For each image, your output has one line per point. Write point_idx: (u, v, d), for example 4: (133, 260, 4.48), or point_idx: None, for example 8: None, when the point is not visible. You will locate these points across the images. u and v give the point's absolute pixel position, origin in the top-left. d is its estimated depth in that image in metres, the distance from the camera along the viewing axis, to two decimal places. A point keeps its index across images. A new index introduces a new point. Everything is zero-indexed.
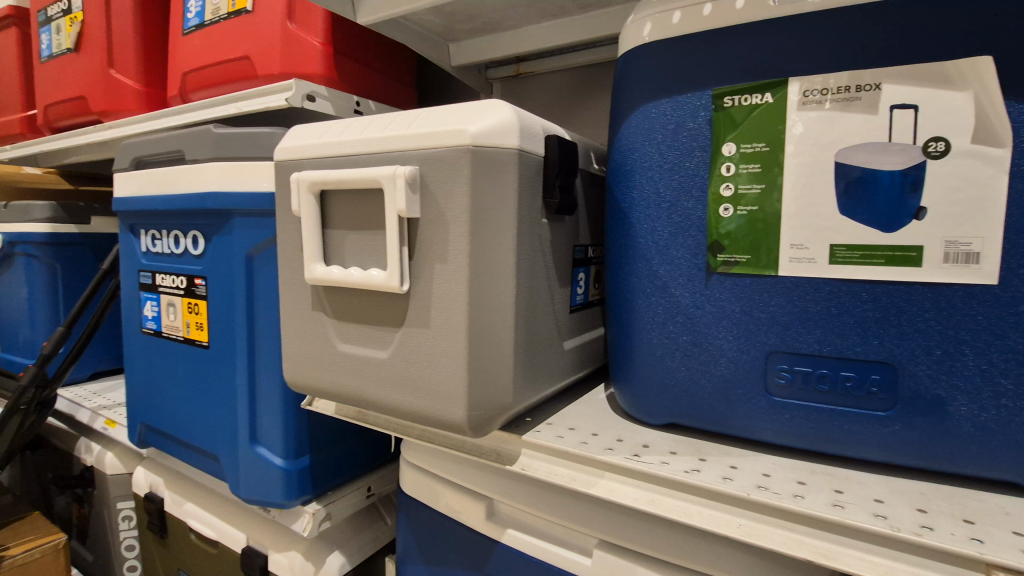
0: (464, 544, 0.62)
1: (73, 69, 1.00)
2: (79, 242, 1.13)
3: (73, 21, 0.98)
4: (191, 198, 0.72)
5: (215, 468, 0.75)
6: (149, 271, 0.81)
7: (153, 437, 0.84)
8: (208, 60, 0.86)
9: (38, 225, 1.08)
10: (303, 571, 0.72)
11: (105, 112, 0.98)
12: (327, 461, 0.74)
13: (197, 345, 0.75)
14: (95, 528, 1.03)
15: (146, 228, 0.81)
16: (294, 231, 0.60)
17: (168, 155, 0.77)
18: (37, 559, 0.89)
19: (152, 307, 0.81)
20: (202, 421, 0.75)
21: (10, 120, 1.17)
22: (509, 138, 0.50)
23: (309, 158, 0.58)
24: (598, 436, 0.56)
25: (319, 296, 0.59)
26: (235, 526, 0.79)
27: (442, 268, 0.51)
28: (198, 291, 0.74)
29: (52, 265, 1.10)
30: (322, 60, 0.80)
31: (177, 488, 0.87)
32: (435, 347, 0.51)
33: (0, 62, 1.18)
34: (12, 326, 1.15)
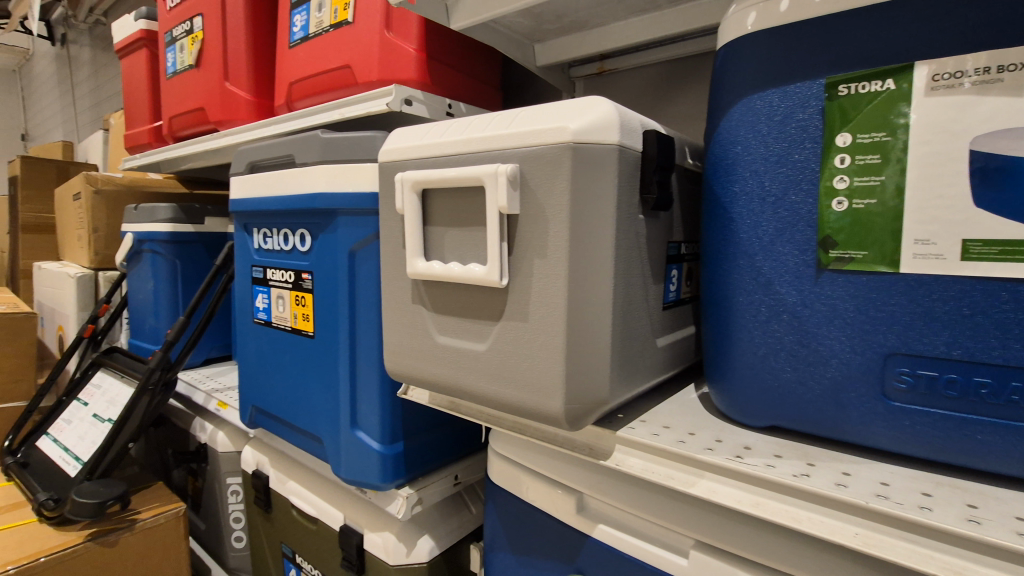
0: (554, 536, 0.63)
1: (194, 83, 1.11)
2: (195, 239, 1.26)
3: (195, 40, 1.09)
4: (300, 198, 0.78)
5: (318, 449, 0.81)
6: (261, 267, 0.88)
7: (262, 419, 0.92)
8: (312, 70, 0.92)
9: (162, 225, 1.20)
10: (396, 552, 0.76)
11: (221, 122, 1.08)
12: (418, 448, 0.78)
13: (303, 334, 0.81)
14: (208, 500, 1.13)
15: (259, 226, 0.88)
16: (397, 228, 0.63)
17: (279, 159, 0.84)
18: (162, 524, 1.00)
19: (263, 299, 0.88)
20: (307, 405, 0.81)
21: (139, 131, 1.31)
22: (609, 134, 0.50)
23: (412, 158, 0.61)
24: (695, 436, 0.55)
25: (418, 290, 0.62)
26: (333, 505, 0.84)
27: (541, 263, 0.52)
28: (305, 285, 0.80)
29: (173, 261, 1.23)
30: (416, 65, 0.84)
31: (281, 467, 0.95)
32: (533, 340, 0.52)
33: (131, 80, 1.33)
34: (140, 315, 1.29)
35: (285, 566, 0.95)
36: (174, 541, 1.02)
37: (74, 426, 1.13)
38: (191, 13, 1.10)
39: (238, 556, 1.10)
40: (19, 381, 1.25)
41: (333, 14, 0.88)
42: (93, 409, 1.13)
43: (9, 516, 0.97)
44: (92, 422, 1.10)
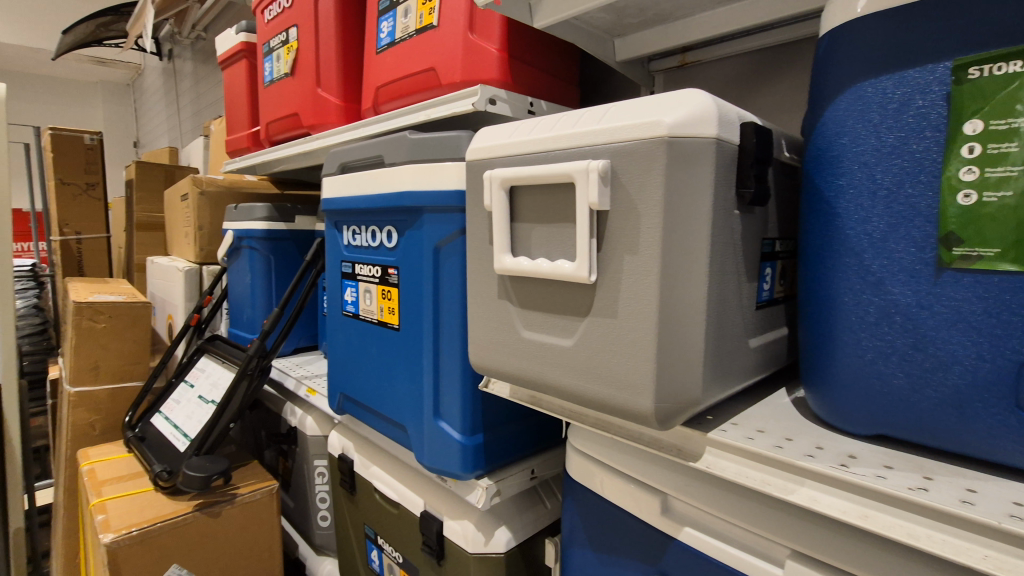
0: (636, 536, 0.63)
1: (289, 91, 1.19)
2: (287, 237, 1.35)
3: (290, 50, 1.16)
4: (388, 197, 0.81)
5: (402, 437, 0.85)
6: (350, 262, 0.93)
7: (349, 406, 0.97)
8: (398, 74, 0.96)
9: (258, 223, 1.30)
10: (474, 541, 0.78)
11: (313, 126, 1.15)
12: (497, 441, 0.80)
13: (389, 327, 0.85)
14: (297, 480, 1.21)
15: (348, 224, 0.93)
16: (484, 225, 0.64)
17: (369, 160, 0.88)
18: (258, 500, 1.08)
19: (351, 293, 0.93)
20: (392, 395, 0.85)
21: (239, 136, 1.42)
22: (706, 127, 0.49)
23: (499, 156, 0.62)
24: (792, 441, 0.53)
25: (504, 286, 0.63)
26: (414, 491, 0.88)
27: (632, 260, 0.51)
28: (391, 279, 0.84)
29: (268, 256, 1.33)
30: (499, 65, 0.86)
31: (366, 453, 1.00)
32: (622, 337, 0.52)
33: (233, 88, 1.44)
34: (238, 306, 1.40)
35: (368, 546, 1.00)
36: (269, 516, 1.10)
37: (183, 405, 1.25)
38: (287, 25, 1.17)
39: (323, 534, 1.17)
40: (138, 363, 1.37)
41: (419, 19, 0.91)
42: (199, 390, 1.24)
43: (131, 483, 1.09)
44: (198, 403, 1.21)
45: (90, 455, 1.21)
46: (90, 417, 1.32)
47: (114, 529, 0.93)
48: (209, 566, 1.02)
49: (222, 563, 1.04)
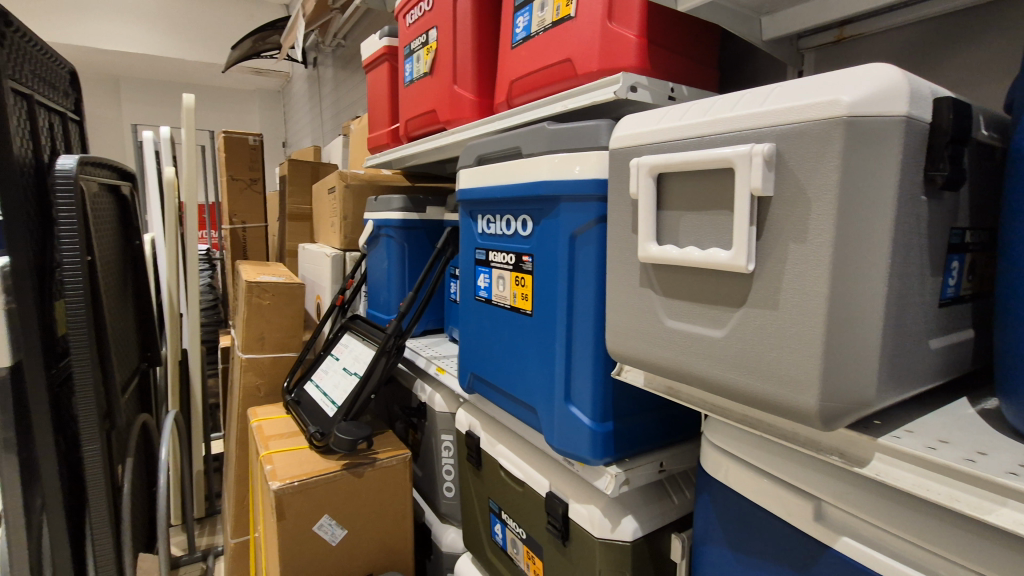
0: (783, 540, 0.60)
1: (428, 89, 1.27)
2: (419, 226, 1.45)
3: (430, 50, 1.24)
4: (525, 186, 0.84)
5: (532, 418, 0.88)
6: (483, 249, 0.98)
7: (479, 385, 1.03)
8: (533, 67, 0.98)
9: (395, 213, 1.42)
10: (601, 526, 0.79)
11: (449, 121, 1.21)
12: (627, 429, 0.80)
13: (522, 312, 0.88)
14: (425, 451, 1.31)
15: (483, 213, 0.98)
16: (628, 213, 0.65)
17: (506, 152, 0.92)
18: (393, 466, 1.18)
19: (485, 278, 0.98)
20: (524, 377, 0.88)
21: (380, 134, 1.54)
22: (895, 104, 0.44)
23: (647, 144, 0.62)
24: (987, 456, 0.47)
25: (647, 274, 0.63)
26: (540, 472, 0.91)
27: (798, 249, 0.48)
28: (525, 267, 0.87)
29: (402, 244, 1.44)
30: (637, 52, 0.84)
31: (492, 431, 1.05)
32: (784, 330, 0.49)
33: (376, 89, 1.56)
34: (376, 289, 1.53)
35: (491, 519, 1.06)
36: (402, 482, 1.20)
37: (330, 375, 1.40)
38: (428, 27, 1.25)
39: (449, 503, 1.26)
40: (293, 336, 1.56)
41: (555, 11, 0.93)
42: (344, 363, 1.39)
43: (291, 441, 1.24)
44: (343, 374, 1.35)
45: (259, 413, 1.41)
46: (257, 381, 1.53)
47: (281, 478, 1.07)
48: (354, 521, 1.14)
49: (364, 519, 1.15)
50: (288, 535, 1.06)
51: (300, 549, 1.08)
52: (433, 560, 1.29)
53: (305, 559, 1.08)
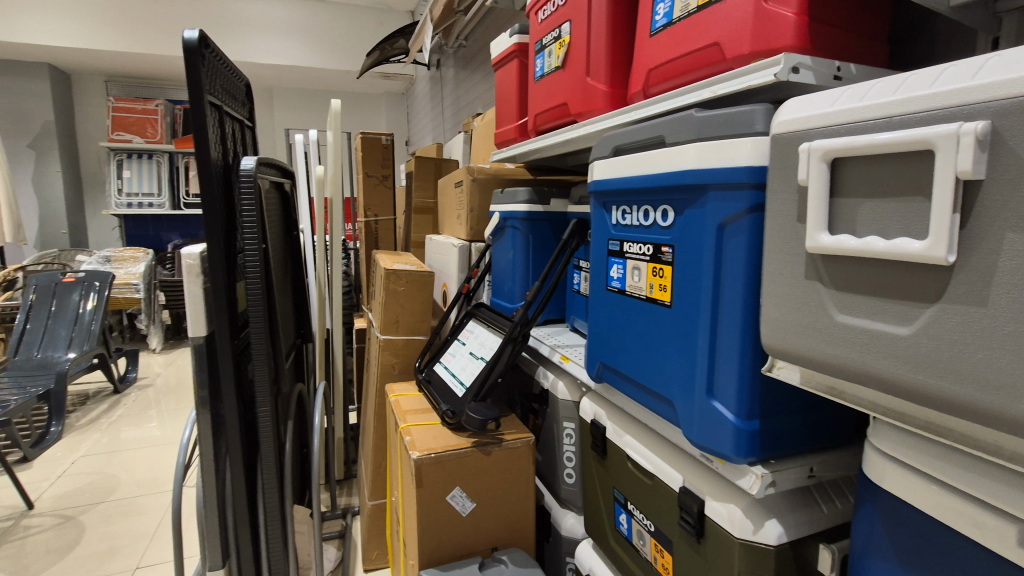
0: (973, 562, 0.53)
1: (559, 82, 1.28)
2: (543, 218, 1.48)
3: (563, 44, 1.26)
4: (667, 176, 0.83)
5: (669, 412, 0.87)
6: (617, 240, 0.99)
7: (608, 375, 1.04)
8: (675, 54, 0.96)
9: (521, 205, 1.47)
10: (742, 526, 0.77)
11: (580, 113, 1.22)
12: (775, 429, 0.76)
13: (660, 304, 0.87)
14: (546, 437, 1.35)
15: (618, 204, 0.98)
16: (794, 201, 0.62)
17: (646, 141, 0.91)
18: (518, 448, 1.23)
19: (618, 269, 0.98)
20: (661, 369, 0.87)
21: (508, 129, 1.60)
22: None
23: (819, 127, 0.58)
24: None
25: (815, 265, 0.60)
26: (673, 467, 0.90)
27: (1018, 238, 0.43)
28: (665, 257, 0.86)
29: (527, 235, 1.48)
30: (796, 30, 0.77)
31: (620, 422, 1.06)
32: (995, 329, 0.44)
33: (504, 85, 1.61)
34: (500, 279, 1.60)
35: (616, 508, 1.07)
36: (526, 464, 1.25)
37: (457, 358, 1.49)
38: (560, 21, 1.27)
39: (569, 490, 1.29)
40: (424, 320, 1.68)
41: None
42: (470, 348, 1.46)
43: (426, 416, 1.35)
44: (471, 358, 1.42)
45: (395, 389, 1.54)
46: (392, 360, 1.66)
47: (420, 449, 1.17)
48: (483, 495, 1.21)
49: (491, 495, 1.22)
50: (425, 501, 1.15)
51: (436, 515, 1.17)
52: (552, 543, 1.33)
53: (439, 526, 1.17)
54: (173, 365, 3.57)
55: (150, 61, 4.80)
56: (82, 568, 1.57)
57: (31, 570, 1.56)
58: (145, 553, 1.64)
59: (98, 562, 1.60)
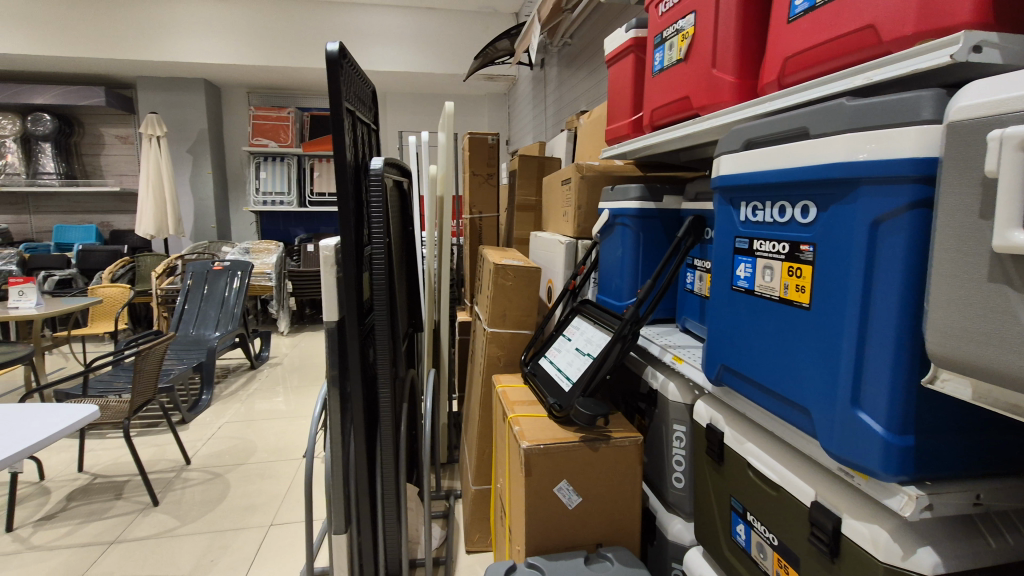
0: None
1: (681, 76, 1.25)
2: (655, 215, 1.45)
3: (686, 36, 1.21)
4: (810, 170, 0.78)
5: (804, 421, 0.82)
6: (746, 238, 0.94)
7: (730, 378, 1.00)
8: (818, 40, 0.89)
9: (632, 203, 1.44)
10: (887, 551, 0.70)
11: (704, 107, 1.18)
12: (934, 448, 0.68)
13: (796, 305, 0.83)
14: (653, 439, 1.33)
15: (748, 200, 0.94)
16: (976, 195, 0.55)
17: (784, 134, 0.86)
18: (626, 446, 1.22)
19: (746, 268, 0.94)
20: (796, 375, 0.82)
21: (621, 125, 1.58)
22: None
23: (1014, 111, 0.51)
24: None
25: (1002, 267, 0.53)
26: (803, 480, 0.85)
27: None
28: (804, 256, 0.81)
29: (638, 232, 1.46)
30: (974, 3, 0.67)
31: (740, 429, 1.02)
32: None
33: (618, 81, 1.60)
34: (607, 276, 1.59)
35: (733, 518, 1.03)
36: (633, 463, 1.23)
37: (563, 353, 1.50)
38: (684, 13, 1.23)
39: (677, 494, 1.26)
40: (529, 315, 1.72)
41: None
42: (576, 344, 1.47)
43: (533, 408, 1.38)
44: (576, 354, 1.42)
45: (502, 379, 1.60)
46: (498, 352, 1.72)
47: (529, 439, 1.20)
48: (588, 490, 1.21)
49: (597, 491, 1.22)
50: (533, 490, 1.18)
51: (543, 505, 1.19)
52: (657, 546, 1.30)
53: (545, 516, 1.20)
54: (296, 347, 3.96)
55: (283, 73, 5.32)
56: (229, 519, 1.79)
57: (190, 516, 1.81)
58: (279, 511, 1.85)
59: (241, 515, 1.82)
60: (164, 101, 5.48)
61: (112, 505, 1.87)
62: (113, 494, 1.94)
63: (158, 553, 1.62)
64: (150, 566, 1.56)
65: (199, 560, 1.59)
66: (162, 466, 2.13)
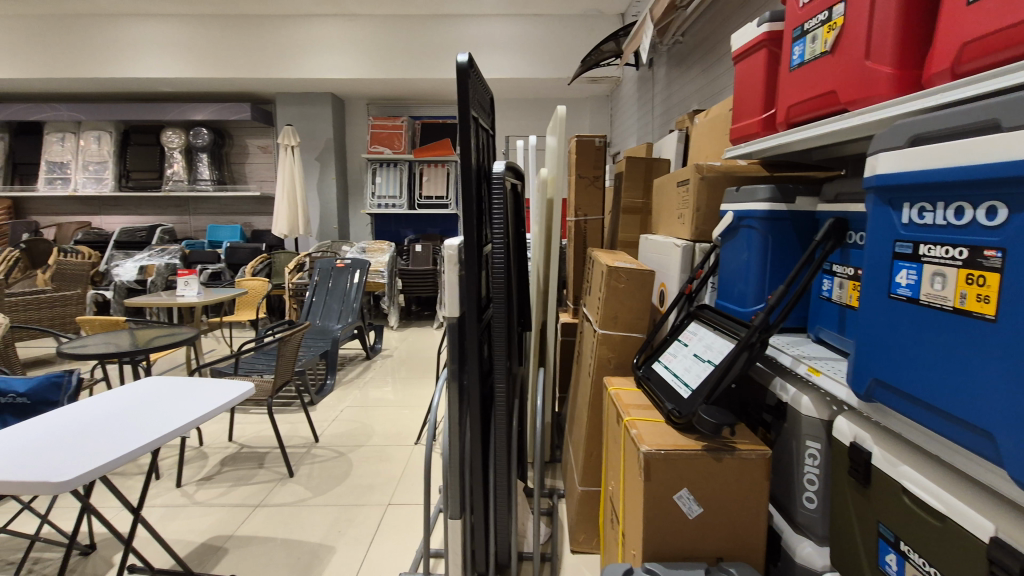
0: None
1: (824, 70, 1.17)
2: (786, 217, 1.37)
3: (833, 28, 1.13)
4: (999, 166, 0.70)
5: (985, 446, 0.74)
6: (909, 242, 0.87)
7: (883, 394, 0.93)
8: (1006, 23, 0.79)
9: (761, 204, 1.38)
10: None
11: (852, 102, 1.10)
12: None
13: (976, 317, 0.75)
14: (781, 454, 1.26)
15: (912, 201, 0.86)
16: None
17: (961, 127, 0.78)
18: (753, 460, 1.17)
19: (909, 275, 0.86)
20: (976, 395, 0.74)
21: (748, 123, 1.52)
22: None
23: None
24: None
25: None
26: (978, 512, 0.75)
27: None
28: (988, 263, 0.73)
29: (766, 235, 1.39)
30: None
31: (893, 450, 0.93)
32: None
33: (746, 77, 1.53)
34: (729, 281, 1.53)
35: (880, 547, 0.94)
36: (759, 478, 1.17)
37: (679, 358, 1.45)
38: (830, 2, 1.15)
39: (808, 515, 1.18)
40: (641, 318, 1.70)
41: None
42: (694, 350, 1.41)
43: (648, 412, 1.36)
44: (695, 360, 1.37)
45: (615, 382, 1.59)
46: (609, 354, 1.71)
47: (648, 443, 1.18)
48: (710, 501, 1.18)
49: (720, 502, 1.18)
50: (651, 496, 1.17)
51: (662, 512, 1.17)
52: (783, 568, 1.23)
53: (664, 522, 1.18)
54: (405, 341, 4.22)
55: (397, 84, 5.69)
56: (353, 495, 1.95)
57: (320, 488, 2.00)
58: (396, 492, 1.98)
59: (363, 492, 1.98)
60: (298, 114, 6.09)
61: (256, 472, 2.11)
62: (256, 463, 2.19)
63: (294, 519, 1.81)
64: (288, 531, 1.75)
65: (328, 529, 1.75)
66: (295, 441, 2.37)
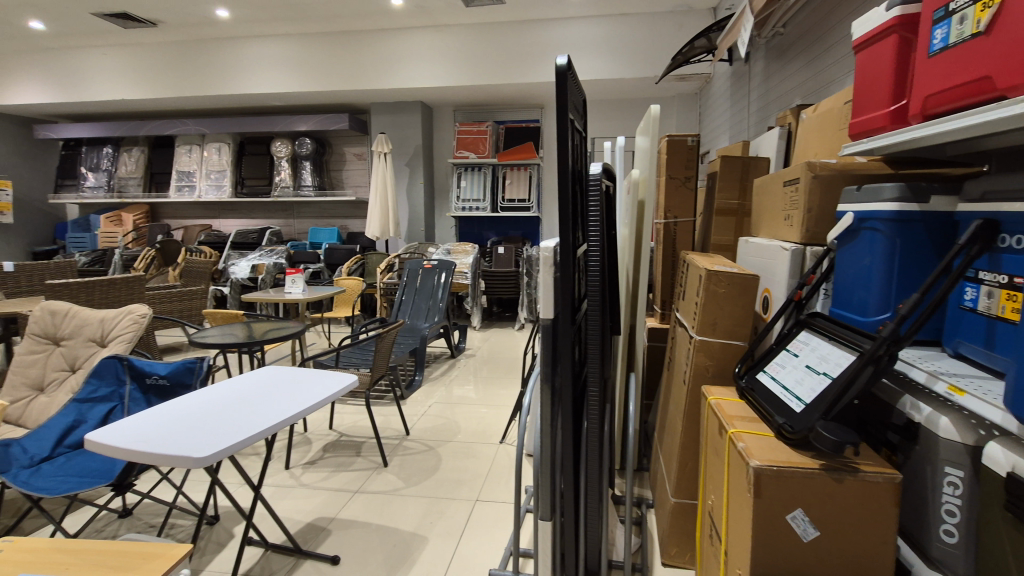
0: None
1: (975, 53, 1.05)
2: (918, 217, 1.24)
3: (988, 6, 1.01)
4: None
5: None
6: None
7: None
8: None
9: (887, 204, 1.26)
10: None
11: (1011, 88, 0.97)
12: None
13: None
14: (913, 480, 1.14)
15: None
16: None
17: None
18: (879, 483, 1.07)
19: None
20: None
21: (873, 115, 1.40)
22: None
23: None
24: None
25: None
26: None
27: None
28: None
29: (893, 239, 1.26)
30: None
31: None
32: None
33: (872, 65, 1.41)
34: (847, 288, 1.41)
35: None
36: (887, 504, 1.07)
37: (788, 369, 1.35)
38: None
39: (944, 549, 1.05)
40: (742, 325, 1.61)
41: None
42: (806, 360, 1.32)
43: (754, 425, 1.28)
44: (807, 371, 1.28)
45: (714, 392, 1.52)
46: (706, 362, 1.63)
47: (758, 458, 1.12)
48: (827, 524, 1.09)
49: (840, 526, 1.09)
50: (761, 513, 1.10)
51: (773, 532, 1.10)
52: None
53: (774, 543, 1.10)
54: (487, 341, 4.30)
55: (482, 90, 5.84)
56: (443, 488, 2.02)
57: (412, 479, 2.09)
58: (485, 488, 2.03)
59: (453, 486, 2.04)
60: (390, 122, 6.40)
61: (354, 460, 2.24)
62: (354, 451, 2.33)
63: (389, 507, 1.90)
64: (384, 518, 1.84)
65: (421, 519, 1.82)
66: (389, 433, 2.49)
